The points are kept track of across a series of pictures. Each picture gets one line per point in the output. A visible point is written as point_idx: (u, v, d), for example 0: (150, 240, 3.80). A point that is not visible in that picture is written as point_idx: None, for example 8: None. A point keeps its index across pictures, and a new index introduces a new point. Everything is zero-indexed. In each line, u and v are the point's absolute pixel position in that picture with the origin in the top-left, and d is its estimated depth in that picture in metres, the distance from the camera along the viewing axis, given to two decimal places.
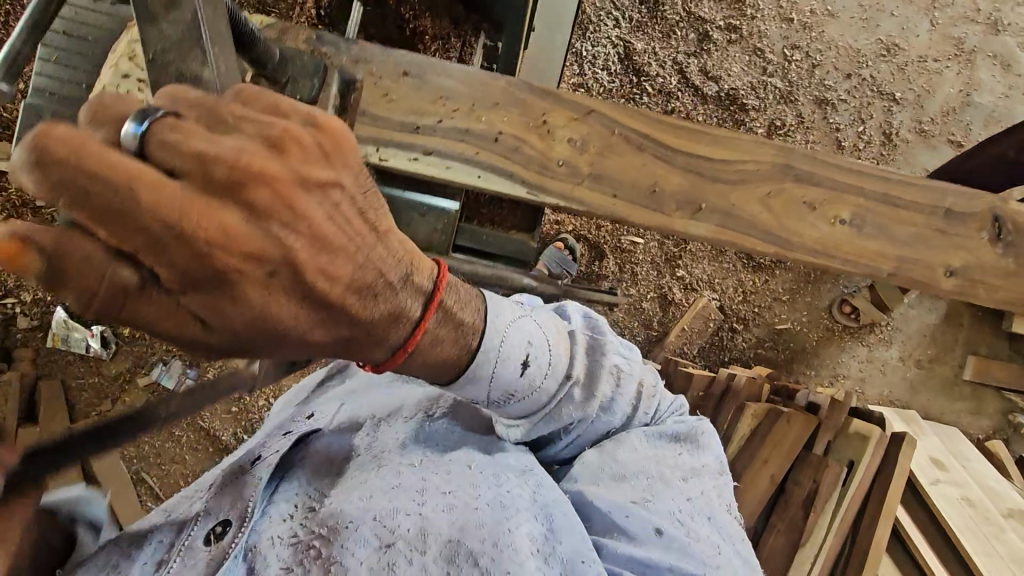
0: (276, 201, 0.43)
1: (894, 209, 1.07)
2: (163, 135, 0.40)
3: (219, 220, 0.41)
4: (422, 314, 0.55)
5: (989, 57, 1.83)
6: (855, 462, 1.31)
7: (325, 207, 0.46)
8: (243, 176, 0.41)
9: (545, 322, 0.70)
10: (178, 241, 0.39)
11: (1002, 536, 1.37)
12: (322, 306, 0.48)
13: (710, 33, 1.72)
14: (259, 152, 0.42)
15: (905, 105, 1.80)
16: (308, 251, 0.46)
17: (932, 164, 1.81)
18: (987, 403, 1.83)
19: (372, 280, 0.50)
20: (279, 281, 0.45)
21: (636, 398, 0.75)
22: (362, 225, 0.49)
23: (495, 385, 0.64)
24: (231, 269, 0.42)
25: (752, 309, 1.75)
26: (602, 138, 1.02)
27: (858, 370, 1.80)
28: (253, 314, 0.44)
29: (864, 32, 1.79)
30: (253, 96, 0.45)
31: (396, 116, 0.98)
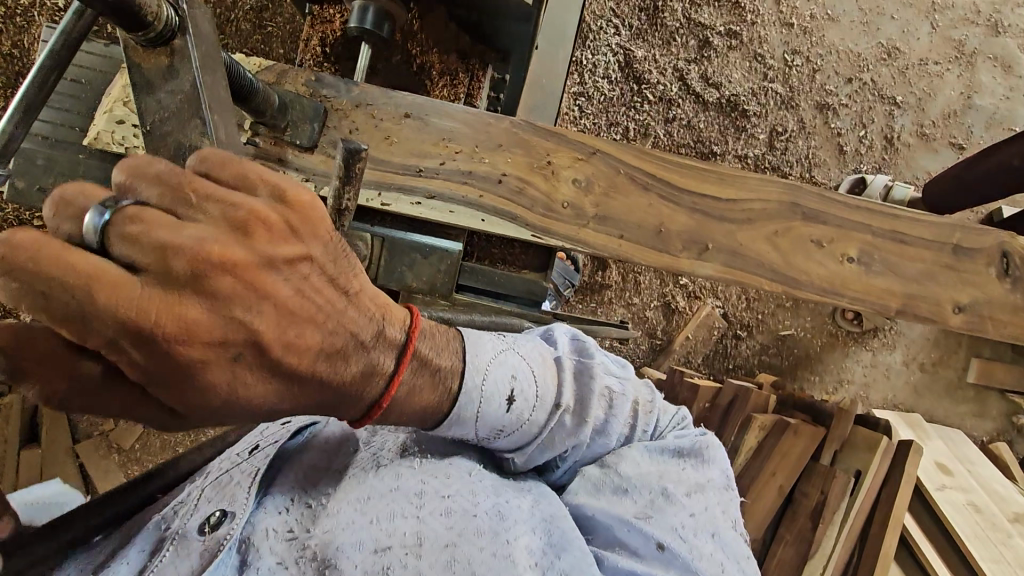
0: (240, 285, 0.45)
1: (901, 246, 1.07)
2: (124, 228, 0.41)
3: (181, 315, 0.43)
4: (396, 368, 0.57)
5: (990, 59, 1.82)
6: (862, 474, 1.31)
7: (292, 282, 0.49)
8: (205, 268, 0.43)
9: (530, 351, 0.69)
10: (136, 340, 0.42)
11: (1009, 542, 1.38)
12: (291, 375, 0.50)
13: (710, 39, 1.71)
14: (221, 239, 0.44)
15: (906, 108, 1.79)
16: (274, 325, 0.48)
17: (934, 168, 1.81)
18: (991, 406, 1.83)
19: (340, 344, 0.53)
20: (245, 361, 0.47)
21: (632, 416, 0.74)
22: (331, 293, 0.52)
23: (481, 424, 0.64)
24: (194, 358, 0.44)
25: (756, 315, 1.75)
26: (606, 179, 1.02)
27: (862, 375, 1.80)
28: (220, 394, 0.47)
29: (865, 36, 1.78)
30: (220, 163, 0.46)
31: (398, 158, 0.97)
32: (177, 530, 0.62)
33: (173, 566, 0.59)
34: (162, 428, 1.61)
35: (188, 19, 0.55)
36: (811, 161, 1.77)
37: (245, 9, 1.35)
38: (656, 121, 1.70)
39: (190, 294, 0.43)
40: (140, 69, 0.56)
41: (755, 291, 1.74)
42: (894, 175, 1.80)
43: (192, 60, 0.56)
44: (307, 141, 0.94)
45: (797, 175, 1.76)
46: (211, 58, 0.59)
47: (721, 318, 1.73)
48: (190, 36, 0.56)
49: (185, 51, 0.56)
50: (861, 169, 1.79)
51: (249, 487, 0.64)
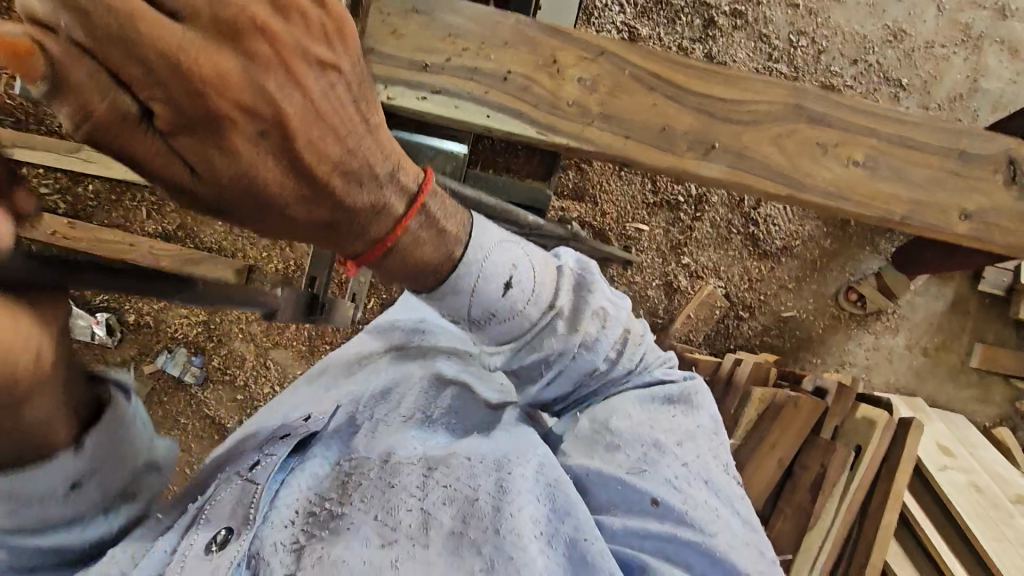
0: (274, 63, 0.49)
1: (910, 150, 0.99)
2: None
3: (218, 64, 0.46)
4: (404, 212, 0.58)
5: (996, 43, 1.81)
6: (862, 449, 1.31)
7: (321, 85, 0.52)
8: (245, 30, 0.47)
9: (535, 252, 0.69)
10: (174, 74, 0.44)
11: (1011, 521, 1.37)
12: (308, 173, 0.52)
13: (715, 18, 1.71)
14: (262, 10, 0.48)
15: (911, 91, 1.79)
16: (297, 121, 0.51)
17: None
18: (995, 391, 1.82)
19: (357, 166, 0.55)
20: (268, 142, 0.50)
21: (621, 342, 0.73)
22: (354, 114, 0.55)
23: (475, 302, 0.64)
24: (225, 116, 0.47)
25: (759, 296, 1.74)
26: (613, 77, 0.94)
27: (865, 357, 1.79)
28: (239, 170, 0.49)
29: (871, 18, 1.77)
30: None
31: (403, 52, 0.91)
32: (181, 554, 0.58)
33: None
34: (164, 397, 1.63)
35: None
36: None
37: None
38: None
39: (229, 51, 0.47)
40: None
41: (758, 271, 1.73)
42: None
43: None
44: None
45: None
46: None
47: (724, 298, 1.73)
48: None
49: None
50: None
51: (253, 497, 0.62)
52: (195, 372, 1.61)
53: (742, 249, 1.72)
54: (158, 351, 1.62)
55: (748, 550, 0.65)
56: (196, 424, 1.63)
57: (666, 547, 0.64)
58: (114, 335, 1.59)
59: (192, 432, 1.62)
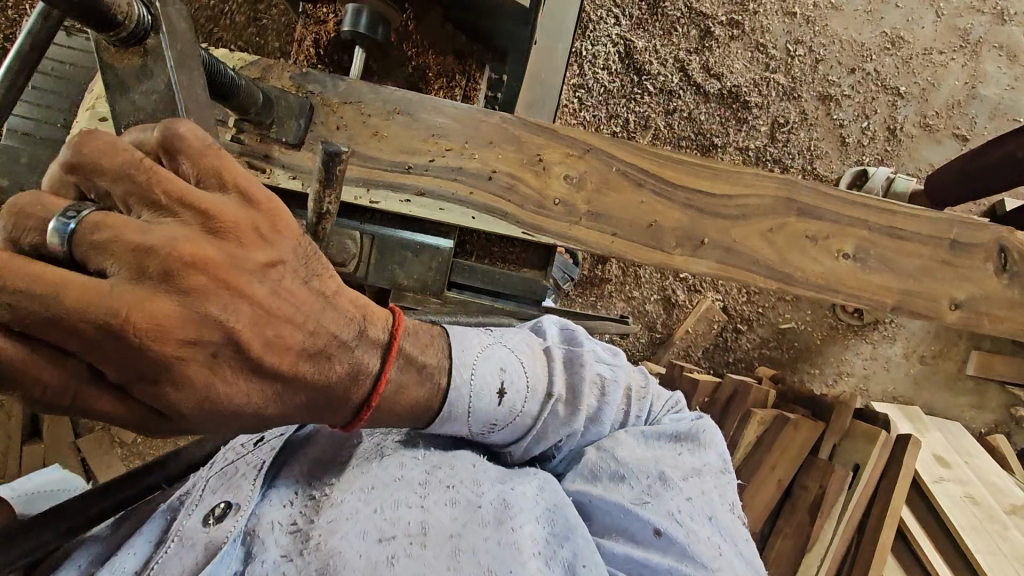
0: (213, 284, 0.47)
1: (898, 241, 1.08)
2: (91, 234, 0.44)
3: (150, 310, 0.45)
4: (382, 367, 0.60)
5: (995, 48, 1.80)
6: (860, 467, 1.32)
7: (266, 284, 0.51)
8: (176, 265, 0.45)
9: (517, 344, 0.72)
10: (111, 337, 0.44)
11: (1006, 534, 1.39)
12: (275, 376, 0.53)
13: (712, 29, 1.69)
14: (191, 234, 0.47)
15: (909, 98, 1.77)
16: (251, 327, 0.50)
17: (937, 159, 1.79)
18: (990, 397, 1.83)
19: (322, 344, 0.55)
20: (222, 361, 0.50)
21: (626, 402, 0.74)
22: (308, 293, 0.55)
23: (474, 420, 0.66)
24: (171, 354, 0.47)
25: (756, 308, 1.75)
26: (600, 174, 1.02)
27: (862, 367, 1.80)
28: (198, 396, 0.49)
29: (869, 26, 1.75)
30: (186, 151, 0.48)
31: (386, 156, 0.98)
32: (178, 526, 0.63)
33: (177, 557, 0.60)
34: None
35: (160, 16, 0.59)
36: (814, 153, 1.75)
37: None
38: (657, 113, 1.68)
39: (160, 292, 0.45)
40: (113, 70, 0.60)
41: None
42: (896, 166, 1.79)
43: (166, 60, 0.59)
44: (294, 138, 0.95)
45: (800, 168, 1.75)
46: (189, 55, 0.62)
47: (722, 312, 1.73)
48: (164, 35, 0.59)
49: (158, 50, 0.59)
50: (863, 160, 1.77)
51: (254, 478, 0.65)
52: None
53: None
54: None
55: None
56: None
57: None
58: None
59: None
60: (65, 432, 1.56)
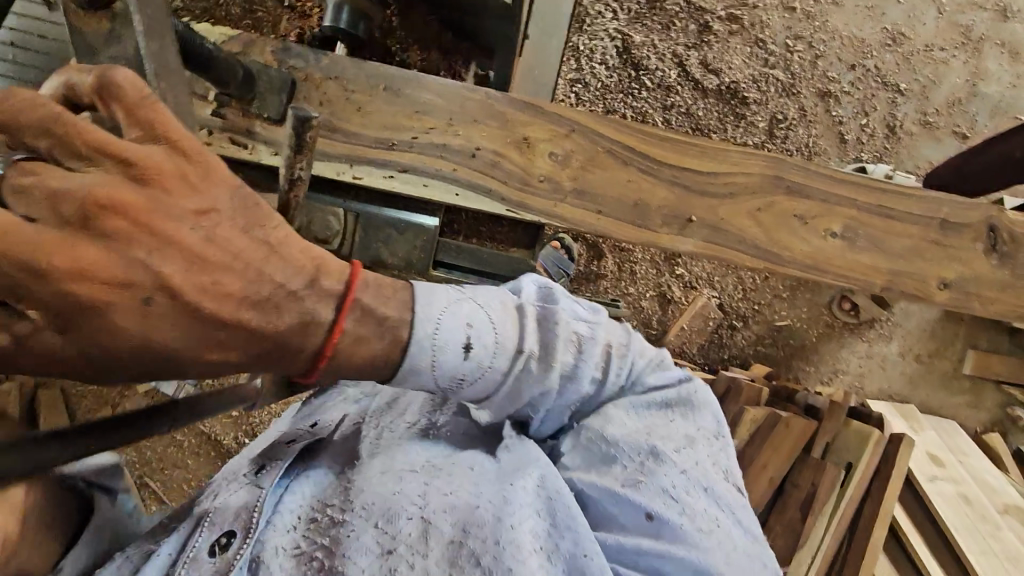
0: (134, 227, 0.48)
1: (888, 220, 1.08)
2: (17, 179, 0.46)
3: (74, 254, 0.46)
4: (335, 317, 0.59)
5: (997, 46, 1.78)
6: (852, 467, 1.33)
7: (199, 232, 0.51)
8: (94, 208, 0.46)
9: (490, 299, 0.68)
10: (31, 281, 0.45)
11: (998, 534, 1.39)
12: (215, 326, 0.53)
13: (711, 24, 1.67)
14: (112, 181, 0.47)
15: (910, 96, 1.76)
16: (181, 272, 0.50)
17: (936, 158, 1.78)
18: (987, 397, 1.83)
19: (267, 293, 0.55)
20: (155, 307, 0.50)
21: (606, 361, 0.71)
22: (248, 242, 0.54)
23: (439, 375, 0.64)
24: (96, 298, 0.47)
25: (752, 306, 1.74)
26: (584, 153, 1.02)
27: (858, 366, 1.80)
28: (134, 342, 0.49)
29: (869, 22, 1.74)
30: (118, 96, 0.47)
31: (369, 132, 0.98)
32: (187, 553, 0.61)
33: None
34: None
35: None
36: (811, 150, 1.74)
37: None
38: (654, 109, 1.67)
39: (83, 238, 0.46)
40: (81, 34, 0.60)
41: (752, 281, 1.73)
42: (895, 163, 1.78)
43: (135, 24, 0.60)
44: (274, 113, 0.95)
45: None
46: (159, 24, 0.62)
47: (717, 309, 1.73)
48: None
49: (127, 12, 0.59)
50: (861, 159, 1.76)
51: (256, 503, 0.64)
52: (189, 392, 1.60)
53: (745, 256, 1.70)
54: None
55: (748, 562, 0.63)
56: (192, 441, 1.64)
57: (657, 563, 0.61)
58: None
59: (188, 449, 1.64)
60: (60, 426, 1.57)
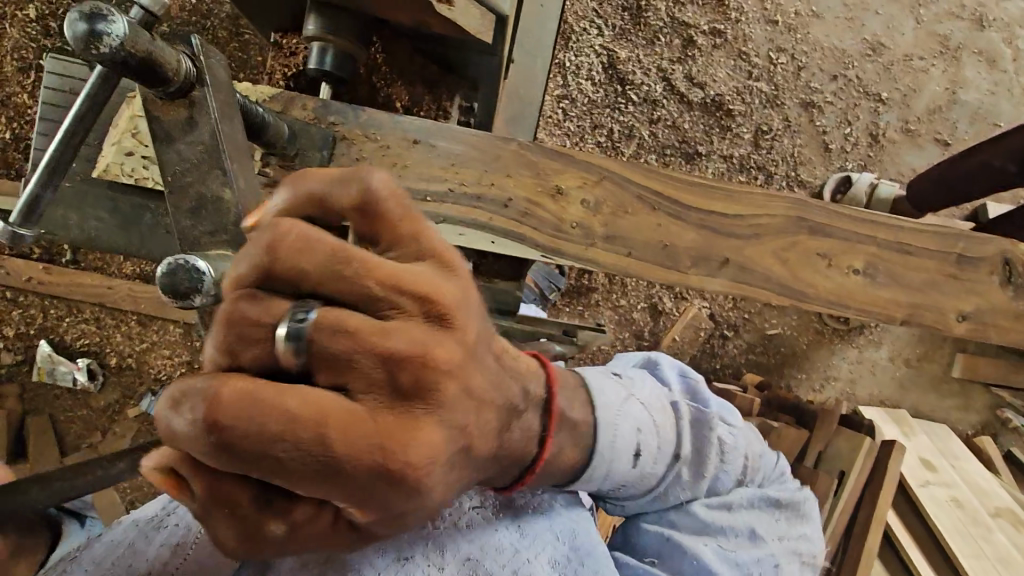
0: (457, 389, 0.45)
1: (906, 257, 1.06)
2: (323, 342, 0.40)
3: (412, 433, 0.43)
4: (547, 429, 0.59)
5: (974, 54, 1.81)
6: (845, 475, 1.34)
7: (481, 370, 0.48)
8: (426, 374, 0.43)
9: (650, 399, 0.73)
10: (364, 470, 0.41)
11: (990, 538, 1.40)
12: (478, 463, 0.51)
13: (694, 38, 1.70)
14: (422, 331, 0.43)
15: (891, 105, 1.79)
16: (473, 423, 0.47)
17: (919, 165, 1.80)
18: (976, 399, 1.85)
19: (509, 417, 0.54)
20: (453, 470, 0.47)
21: (742, 471, 0.77)
22: (500, 366, 0.53)
23: (608, 480, 0.68)
24: (418, 480, 0.43)
25: (742, 315, 1.76)
26: (616, 199, 0.99)
27: (849, 372, 1.81)
28: (428, 508, 0.47)
29: (850, 33, 1.77)
30: (379, 219, 0.43)
31: (406, 184, 0.94)
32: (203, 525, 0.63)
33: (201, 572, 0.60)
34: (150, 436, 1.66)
35: (206, 69, 0.52)
36: (796, 160, 1.76)
37: (222, 17, 1.36)
38: (641, 122, 1.69)
39: (406, 411, 0.43)
40: (159, 122, 0.52)
41: None
42: (879, 171, 1.80)
43: (212, 111, 0.53)
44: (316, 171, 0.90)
45: (783, 174, 1.76)
46: (230, 106, 0.56)
47: (709, 318, 1.74)
48: (209, 86, 0.53)
49: (204, 103, 0.52)
50: (846, 167, 1.78)
51: None
52: None
53: None
54: (141, 395, 1.62)
55: None
56: None
57: None
58: (96, 381, 1.60)
59: None
60: (52, 452, 1.60)
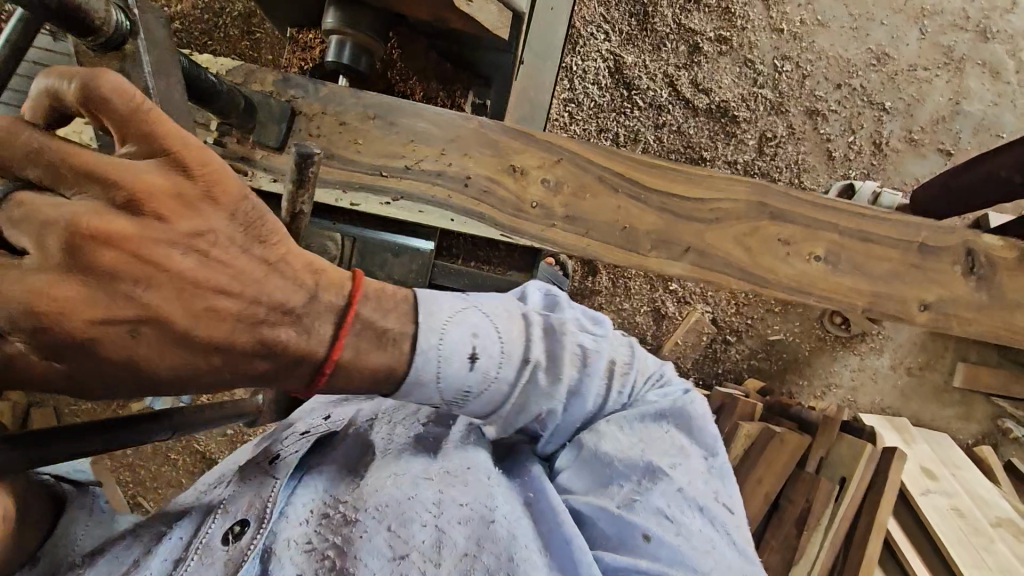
0: (128, 257, 0.51)
1: (868, 245, 1.09)
2: (9, 211, 0.49)
3: (67, 292, 0.49)
4: (335, 334, 0.62)
5: (978, 65, 1.83)
6: (847, 480, 1.34)
7: (191, 257, 0.54)
8: (90, 238, 0.48)
9: (494, 310, 0.71)
10: (26, 317, 0.48)
11: (992, 548, 1.40)
12: (209, 347, 0.56)
13: (700, 45, 1.71)
14: (103, 211, 0.49)
15: (895, 114, 1.80)
16: (173, 299, 0.54)
17: (923, 174, 1.81)
18: (977, 409, 1.85)
19: (259, 313, 0.58)
20: (144, 337, 0.53)
21: (609, 380, 0.72)
22: (256, 264, 0.58)
23: (443, 385, 0.66)
24: (94, 333, 0.51)
25: (746, 320, 1.76)
26: (575, 180, 1.03)
27: (851, 379, 1.82)
28: (128, 362, 0.53)
29: (855, 42, 1.79)
30: (128, 128, 0.48)
31: (365, 159, 1.00)
32: (201, 540, 0.64)
33: (198, 575, 0.62)
34: None
35: (138, 23, 0.59)
36: (800, 167, 1.77)
37: (235, 16, 1.37)
38: (646, 127, 1.70)
39: (80, 274, 0.49)
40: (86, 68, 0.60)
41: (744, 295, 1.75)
42: (883, 180, 1.81)
43: (142, 66, 0.60)
44: (275, 142, 0.97)
45: (787, 181, 1.77)
46: (165, 62, 0.65)
47: (711, 323, 1.74)
48: (141, 40, 0.60)
49: (136, 58, 0.60)
50: (849, 175, 1.79)
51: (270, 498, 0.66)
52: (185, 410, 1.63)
53: None
54: None
55: None
56: (188, 459, 1.67)
57: None
58: None
59: (184, 468, 1.67)
60: None
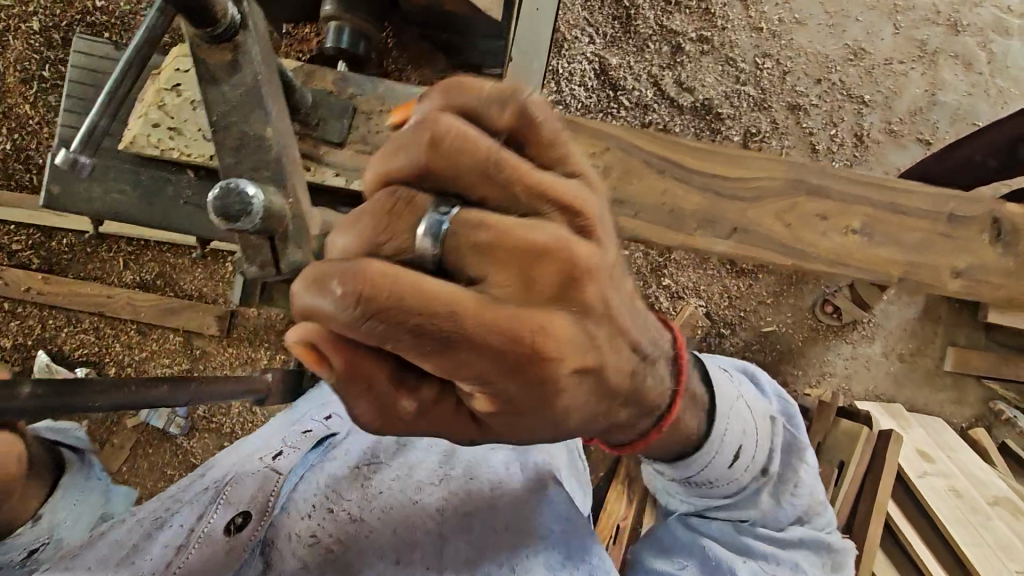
0: (579, 274, 0.43)
1: (900, 217, 1.00)
2: (465, 233, 0.40)
3: (529, 320, 0.41)
4: (672, 382, 0.62)
5: (951, 57, 1.88)
6: (846, 463, 1.37)
7: (606, 288, 0.46)
8: (568, 270, 0.42)
9: (763, 409, 0.85)
10: (474, 345, 0.40)
11: (989, 525, 1.42)
12: (597, 375, 0.48)
13: (682, 45, 1.75)
14: (560, 234, 0.42)
15: (874, 107, 1.85)
16: (584, 321, 0.45)
17: (903, 163, 1.86)
18: (969, 392, 1.88)
19: (631, 363, 0.52)
20: (571, 374, 0.45)
21: (799, 509, 0.85)
22: (627, 291, 0.50)
23: (705, 460, 0.77)
24: (538, 348, 0.42)
25: (738, 313, 1.78)
26: (622, 164, 0.95)
27: (844, 367, 1.84)
28: (540, 401, 0.45)
29: (832, 38, 1.84)
30: (534, 137, 0.44)
31: None
32: (202, 531, 0.72)
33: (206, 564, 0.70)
34: (149, 448, 1.66)
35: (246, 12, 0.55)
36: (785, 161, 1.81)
37: None
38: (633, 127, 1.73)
39: (552, 298, 0.43)
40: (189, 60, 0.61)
41: (736, 289, 1.77)
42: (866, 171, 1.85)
43: (252, 51, 0.56)
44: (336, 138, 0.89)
45: None
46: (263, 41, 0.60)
47: (705, 317, 1.76)
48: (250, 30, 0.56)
49: (247, 46, 0.56)
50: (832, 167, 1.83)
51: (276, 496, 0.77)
52: (180, 423, 1.63)
53: (720, 268, 1.76)
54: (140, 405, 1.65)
55: None
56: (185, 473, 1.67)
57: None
58: None
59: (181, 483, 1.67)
60: None
